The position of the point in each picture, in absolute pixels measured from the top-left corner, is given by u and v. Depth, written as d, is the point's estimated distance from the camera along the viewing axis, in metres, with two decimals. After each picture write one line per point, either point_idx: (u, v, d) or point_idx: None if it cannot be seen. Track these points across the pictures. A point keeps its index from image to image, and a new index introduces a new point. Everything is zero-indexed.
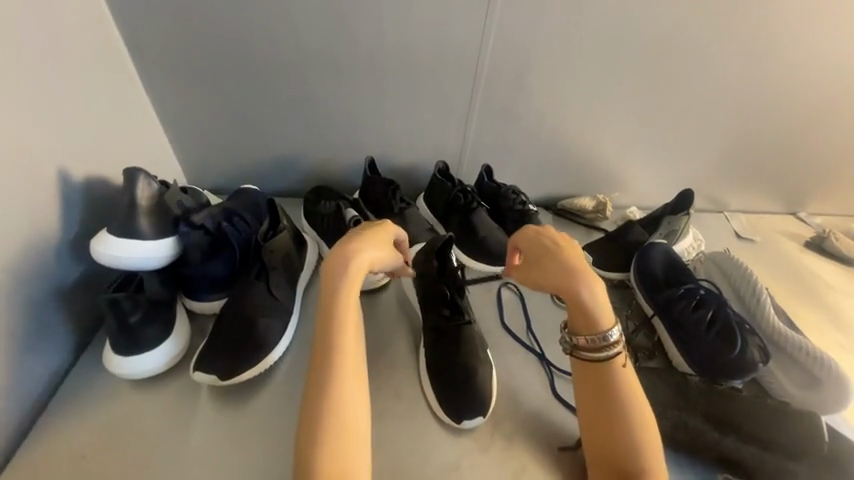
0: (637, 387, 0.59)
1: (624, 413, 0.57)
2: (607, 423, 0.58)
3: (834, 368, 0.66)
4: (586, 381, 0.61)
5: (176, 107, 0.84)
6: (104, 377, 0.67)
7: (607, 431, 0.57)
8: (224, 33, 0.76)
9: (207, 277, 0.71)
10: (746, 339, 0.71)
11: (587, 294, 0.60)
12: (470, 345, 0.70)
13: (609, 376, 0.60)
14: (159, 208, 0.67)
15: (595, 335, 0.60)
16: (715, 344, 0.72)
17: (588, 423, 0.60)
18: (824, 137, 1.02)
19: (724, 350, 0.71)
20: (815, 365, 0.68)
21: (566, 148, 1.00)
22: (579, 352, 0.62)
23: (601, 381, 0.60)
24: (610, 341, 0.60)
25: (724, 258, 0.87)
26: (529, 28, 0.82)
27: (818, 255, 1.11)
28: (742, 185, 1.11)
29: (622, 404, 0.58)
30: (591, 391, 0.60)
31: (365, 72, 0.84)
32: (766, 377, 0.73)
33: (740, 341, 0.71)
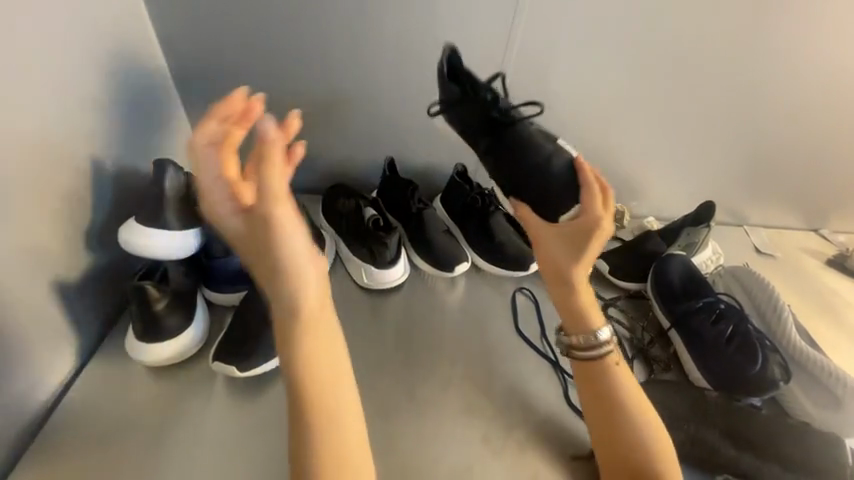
0: (632, 384, 0.62)
1: (625, 415, 0.60)
2: (610, 425, 0.60)
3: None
4: (584, 379, 0.64)
5: (201, 103, 0.84)
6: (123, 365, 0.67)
7: (612, 431, 0.60)
8: (253, 30, 0.77)
9: (227, 270, 0.71)
10: (767, 355, 0.70)
11: (586, 307, 0.66)
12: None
13: (607, 376, 0.62)
14: (187, 201, 0.67)
15: (582, 333, 0.65)
16: (734, 360, 0.71)
17: (590, 423, 0.62)
18: (852, 153, 1.00)
19: (744, 366, 0.70)
20: (837, 385, 0.67)
21: (586, 155, 0.99)
22: (575, 351, 0.65)
23: (598, 379, 0.63)
24: (601, 342, 0.64)
25: (744, 271, 0.85)
26: (555, 34, 0.82)
27: (839, 273, 1.09)
28: (764, 199, 1.10)
29: (622, 405, 0.60)
30: (589, 391, 0.63)
31: (390, 72, 0.84)
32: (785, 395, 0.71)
33: (762, 358, 0.70)
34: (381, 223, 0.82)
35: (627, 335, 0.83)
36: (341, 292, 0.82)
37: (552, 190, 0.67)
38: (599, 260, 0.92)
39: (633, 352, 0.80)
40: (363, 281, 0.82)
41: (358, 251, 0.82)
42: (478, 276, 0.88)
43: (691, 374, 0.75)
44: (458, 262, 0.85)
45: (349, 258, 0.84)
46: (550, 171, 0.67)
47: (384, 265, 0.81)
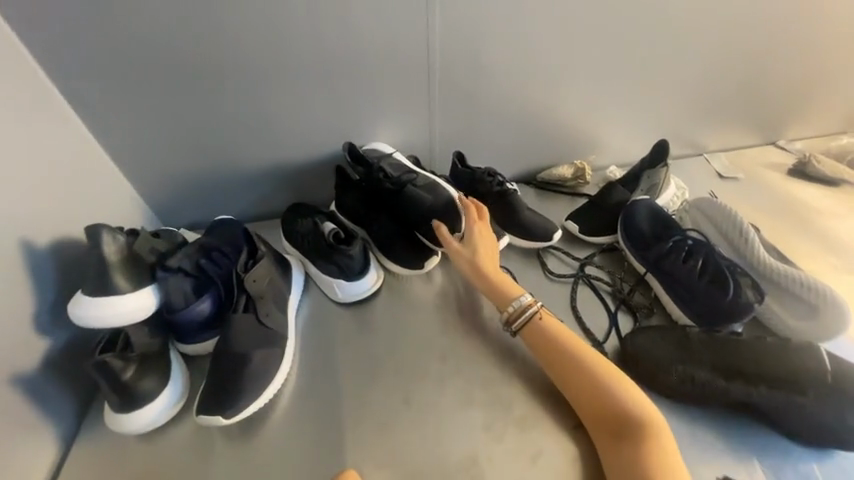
0: (579, 340, 0.67)
1: (587, 374, 0.63)
2: (585, 392, 0.62)
3: (830, 295, 0.66)
4: (543, 351, 0.68)
5: (132, 152, 0.84)
6: (111, 438, 0.66)
7: (585, 395, 0.62)
8: (163, 68, 0.76)
9: (193, 320, 0.69)
10: (738, 281, 0.72)
11: (501, 282, 0.75)
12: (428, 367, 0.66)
13: (557, 340, 0.67)
14: (132, 259, 0.66)
15: (509, 303, 0.72)
16: (708, 292, 0.72)
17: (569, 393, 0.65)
18: (789, 60, 1.01)
19: (718, 296, 0.71)
20: (812, 295, 0.68)
21: (534, 120, 0.98)
22: (514, 323, 0.71)
23: (552, 347, 0.67)
24: (523, 303, 0.71)
25: (706, 203, 0.86)
26: (472, 4, 0.79)
27: (802, 180, 1.11)
28: (716, 124, 1.10)
29: (580, 365, 0.64)
30: (551, 361, 0.67)
31: (314, 81, 0.83)
32: (765, 313, 0.73)
33: (733, 284, 0.71)
34: (342, 236, 0.81)
35: (608, 288, 0.83)
36: (319, 312, 0.81)
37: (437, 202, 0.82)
38: (568, 221, 0.92)
39: (616, 304, 0.81)
40: (338, 296, 0.81)
41: (326, 269, 0.81)
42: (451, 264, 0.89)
43: (674, 314, 0.77)
44: (426, 257, 0.85)
45: (319, 276, 0.82)
46: (429, 191, 0.83)
47: (354, 277, 0.80)
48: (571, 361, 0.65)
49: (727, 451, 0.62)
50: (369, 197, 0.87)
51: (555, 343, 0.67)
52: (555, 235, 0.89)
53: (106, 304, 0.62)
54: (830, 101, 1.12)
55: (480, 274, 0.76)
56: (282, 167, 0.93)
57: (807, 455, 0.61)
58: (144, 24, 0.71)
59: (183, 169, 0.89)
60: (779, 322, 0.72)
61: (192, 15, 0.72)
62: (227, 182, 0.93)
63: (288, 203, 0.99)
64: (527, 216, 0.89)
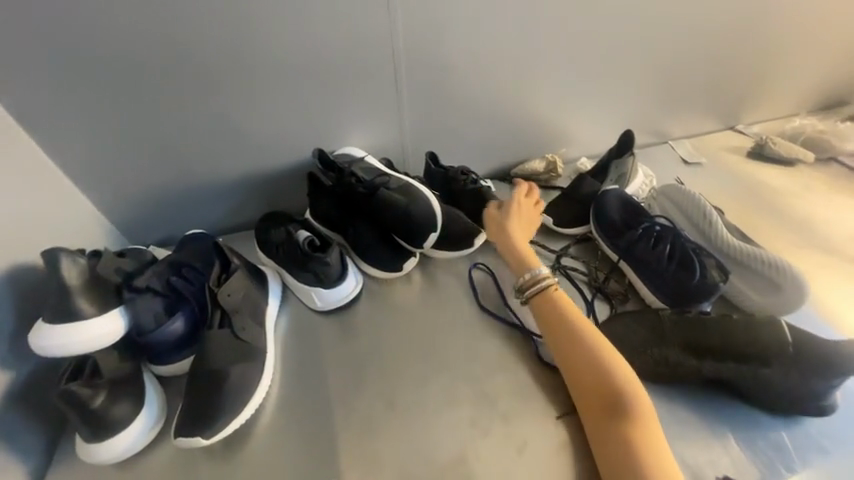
0: (585, 319, 0.68)
1: (589, 349, 0.64)
2: (584, 367, 0.63)
3: (791, 271, 0.69)
4: (549, 327, 0.69)
5: (92, 169, 0.81)
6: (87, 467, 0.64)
7: (584, 370, 0.63)
8: (119, 80, 0.73)
9: (165, 340, 0.67)
10: (703, 262, 0.75)
11: (522, 253, 0.76)
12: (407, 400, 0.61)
13: (564, 317, 0.68)
14: (96, 282, 0.63)
15: (527, 271, 0.74)
16: (676, 274, 0.75)
17: (567, 369, 0.65)
18: (741, 47, 1.05)
19: (686, 278, 0.74)
20: (775, 272, 0.71)
21: (503, 117, 0.99)
22: (530, 291, 0.72)
23: (559, 323, 0.68)
24: (541, 274, 0.72)
25: (672, 190, 0.89)
26: (437, 4, 0.80)
27: (760, 162, 1.16)
28: (680, 112, 1.14)
29: (583, 341, 0.65)
30: (555, 337, 0.67)
31: (279, 88, 0.82)
32: (731, 292, 0.76)
33: (699, 266, 0.74)
34: (317, 243, 0.80)
35: (584, 278, 0.85)
36: (299, 322, 0.80)
37: (409, 203, 0.82)
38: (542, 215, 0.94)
39: (592, 293, 0.83)
40: (317, 305, 0.80)
41: (302, 278, 0.80)
42: (430, 264, 0.89)
43: (647, 298, 0.79)
44: (405, 259, 0.85)
45: (297, 286, 0.81)
46: (401, 192, 0.83)
47: (332, 284, 0.79)
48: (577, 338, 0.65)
49: (703, 426, 0.64)
50: (343, 202, 0.86)
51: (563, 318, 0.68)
52: None
53: (68, 329, 0.59)
54: (781, 85, 1.17)
55: (506, 242, 0.79)
56: (253, 176, 0.91)
57: (775, 422, 0.64)
58: (96, 35, 0.68)
59: (148, 185, 0.86)
60: (745, 299, 0.75)
61: (146, 24, 0.69)
62: (196, 195, 0.90)
63: (262, 212, 0.97)
64: None
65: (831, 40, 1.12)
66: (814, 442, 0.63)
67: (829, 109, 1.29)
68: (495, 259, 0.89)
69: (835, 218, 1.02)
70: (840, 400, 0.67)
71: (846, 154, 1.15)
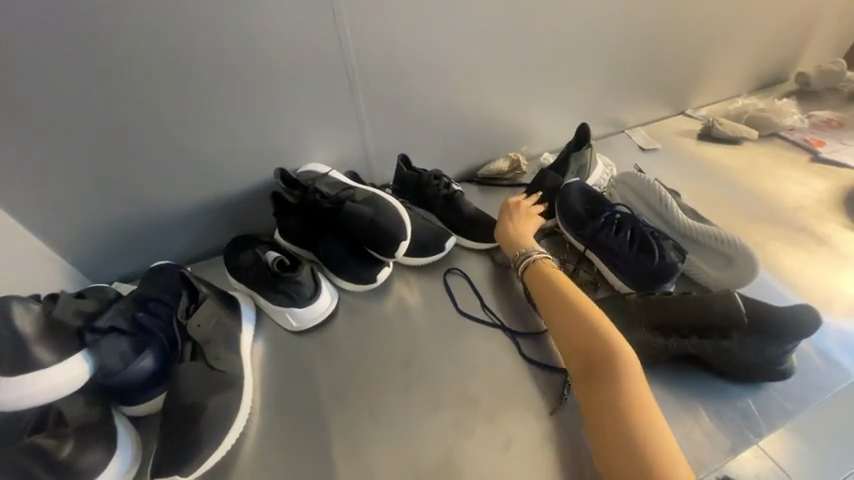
0: (577, 292, 0.70)
1: (576, 317, 0.66)
2: (571, 333, 0.65)
3: (742, 247, 0.74)
4: (542, 299, 0.72)
5: (41, 210, 0.78)
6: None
7: (570, 337, 0.65)
8: (61, 116, 0.71)
9: (136, 379, 0.64)
10: (662, 245, 0.78)
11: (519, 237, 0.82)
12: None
13: (554, 289, 0.71)
14: (54, 328, 0.60)
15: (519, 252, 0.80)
16: (638, 259, 0.78)
17: (558, 337, 0.68)
18: (681, 37, 1.11)
19: (647, 262, 0.77)
20: (729, 248, 0.75)
21: (463, 120, 1.01)
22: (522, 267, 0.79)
23: (550, 295, 0.71)
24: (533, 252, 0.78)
25: (631, 178, 0.93)
26: (384, 16, 0.81)
27: (710, 143, 1.23)
28: (631, 101, 1.19)
29: (570, 310, 0.67)
30: (547, 308, 0.71)
31: (234, 110, 0.81)
32: (691, 268, 0.81)
33: (658, 249, 0.77)
34: (287, 263, 0.79)
35: None
36: (277, 344, 0.79)
37: (377, 214, 0.82)
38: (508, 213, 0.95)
39: None
40: (293, 326, 0.79)
41: (275, 299, 0.78)
42: (404, 272, 0.90)
43: (615, 284, 0.82)
44: (378, 269, 0.85)
45: (271, 308, 0.80)
46: (368, 204, 0.83)
47: (306, 302, 0.78)
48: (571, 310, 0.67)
49: (676, 402, 0.67)
50: (310, 218, 0.86)
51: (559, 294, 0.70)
52: None
53: (27, 380, 0.57)
54: (721, 70, 1.25)
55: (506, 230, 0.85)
56: (216, 200, 0.90)
57: (740, 390, 0.68)
58: (31, 72, 0.66)
59: (106, 219, 0.83)
60: (703, 275, 0.79)
61: (84, 57, 0.67)
62: (159, 225, 0.88)
63: (230, 236, 0.96)
64: (471, 213, 0.92)
65: (761, 24, 1.19)
66: (777, 404, 0.66)
67: (768, 88, 1.37)
68: (467, 261, 0.91)
69: (780, 189, 1.08)
70: (796, 361, 0.72)
71: (786, 129, 1.23)
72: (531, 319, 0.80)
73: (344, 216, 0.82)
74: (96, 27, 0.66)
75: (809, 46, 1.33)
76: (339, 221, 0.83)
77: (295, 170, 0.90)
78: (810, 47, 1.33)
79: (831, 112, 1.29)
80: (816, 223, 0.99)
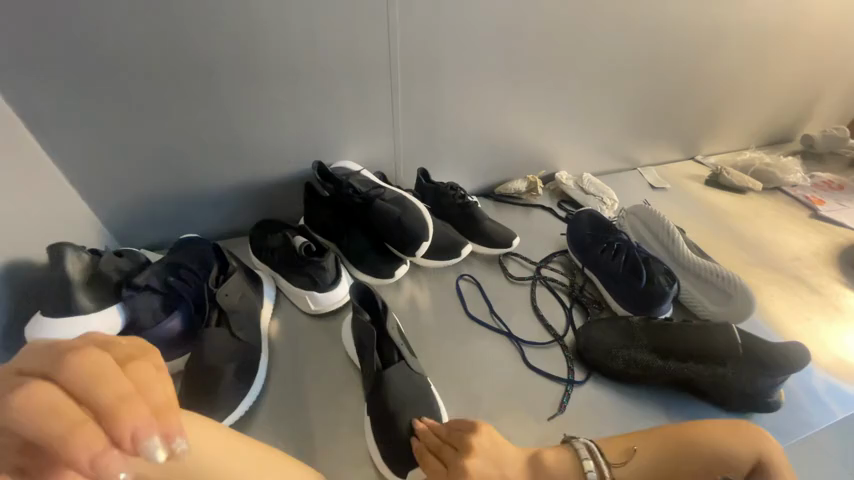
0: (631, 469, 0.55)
1: None
2: None
3: (741, 284, 0.79)
4: None
5: (91, 171, 0.83)
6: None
7: None
8: (129, 88, 0.77)
9: (162, 338, 0.68)
10: (652, 270, 0.83)
11: None
12: (398, 392, 0.65)
13: None
14: (95, 280, 0.67)
15: None
16: (627, 280, 0.83)
17: None
18: (699, 87, 1.19)
19: (635, 283, 0.82)
20: (729, 285, 0.80)
21: (489, 139, 1.08)
22: None
23: None
24: None
25: (642, 209, 0.98)
26: (432, 36, 0.89)
27: (716, 189, 1.29)
28: (645, 141, 1.26)
29: None
30: None
31: (282, 103, 0.87)
32: (689, 298, 0.85)
33: (646, 272, 0.82)
34: (314, 249, 0.84)
35: (563, 288, 0.92)
36: (292, 325, 0.82)
37: (402, 213, 0.88)
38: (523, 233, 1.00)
39: (570, 301, 0.89)
40: (312, 308, 0.83)
41: (297, 281, 0.83)
42: (419, 272, 0.94)
43: (613, 305, 0.87)
44: (397, 266, 0.89)
45: (291, 290, 0.84)
46: (395, 204, 0.89)
47: (327, 288, 0.81)
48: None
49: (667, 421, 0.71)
50: (339, 211, 0.91)
51: None
52: (515, 241, 0.96)
53: (71, 322, 0.62)
54: (732, 122, 1.32)
55: None
56: (250, 184, 0.95)
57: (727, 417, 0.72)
58: (110, 45, 0.72)
59: (146, 189, 0.88)
60: (703, 307, 0.84)
61: (160, 38, 0.74)
62: (193, 200, 0.93)
63: (257, 219, 1.00)
64: (488, 225, 0.97)
65: (772, 86, 1.28)
66: None
67: (774, 145, 1.45)
68: (480, 270, 0.95)
69: (779, 239, 1.14)
70: (785, 399, 0.76)
71: (789, 185, 1.30)
72: (536, 330, 0.84)
73: (371, 212, 0.88)
74: (175, 14, 0.73)
75: (816, 112, 1.41)
76: (365, 216, 0.89)
77: (329, 165, 0.96)
78: (816, 113, 1.42)
79: (833, 175, 1.36)
80: (811, 275, 1.04)
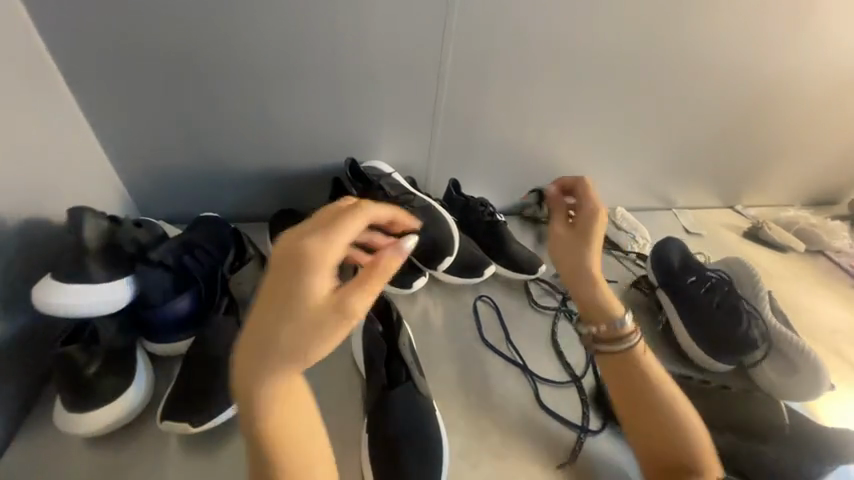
0: (691, 421, 0.61)
1: (653, 403, 0.63)
2: (649, 416, 0.62)
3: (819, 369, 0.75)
4: (625, 393, 0.65)
5: (122, 139, 0.83)
6: (64, 437, 0.64)
7: (651, 420, 0.62)
8: (171, 59, 0.76)
9: (168, 319, 0.67)
10: (746, 317, 0.82)
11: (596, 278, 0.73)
12: (404, 418, 0.62)
13: (668, 414, 0.62)
14: (112, 249, 0.64)
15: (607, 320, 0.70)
16: (716, 319, 0.83)
17: (626, 415, 0.65)
18: (753, 134, 1.13)
19: (724, 324, 0.82)
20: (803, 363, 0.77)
21: (525, 158, 1.04)
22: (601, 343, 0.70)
23: (642, 393, 0.64)
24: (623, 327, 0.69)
25: (743, 266, 0.91)
26: (482, 45, 0.85)
27: (755, 243, 1.23)
28: (686, 183, 1.20)
29: (649, 391, 0.64)
30: (628, 395, 0.65)
31: (323, 93, 0.85)
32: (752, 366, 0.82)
33: (739, 316, 0.82)
34: None
35: None
36: None
37: (429, 225, 0.84)
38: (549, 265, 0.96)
39: None
40: None
41: None
42: (437, 286, 0.90)
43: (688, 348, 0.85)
44: (415, 277, 0.85)
45: None
46: (426, 214, 0.86)
47: None
48: (675, 422, 0.61)
49: None
50: None
51: (647, 398, 0.63)
52: (540, 270, 0.92)
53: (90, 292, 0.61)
54: (784, 175, 1.24)
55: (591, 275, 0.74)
56: (276, 171, 0.93)
57: None
58: (161, 14, 0.71)
59: (173, 163, 0.87)
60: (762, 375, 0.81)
61: (212, 11, 0.73)
62: (216, 180, 0.91)
63: (278, 208, 0.98)
64: (515, 247, 0.93)
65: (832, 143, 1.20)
66: None
67: (823, 206, 1.36)
68: (499, 293, 0.91)
69: (817, 308, 1.07)
70: None
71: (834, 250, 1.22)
72: (549, 367, 0.80)
73: None
74: None
75: None
76: None
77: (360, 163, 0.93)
78: None
79: None
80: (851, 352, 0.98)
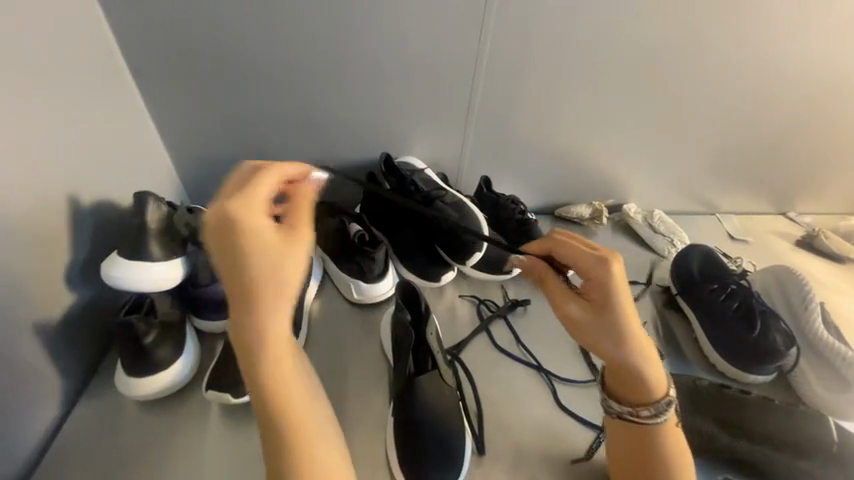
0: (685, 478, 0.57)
1: (662, 461, 0.58)
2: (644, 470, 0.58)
3: None
4: (625, 443, 0.61)
5: (177, 132, 0.90)
6: (125, 401, 0.71)
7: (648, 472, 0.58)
8: (224, 59, 0.81)
9: (212, 296, 0.75)
10: (769, 325, 0.78)
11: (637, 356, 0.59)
12: (432, 404, 0.64)
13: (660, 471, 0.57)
14: (168, 231, 0.70)
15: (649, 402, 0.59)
16: (737, 329, 0.80)
17: (626, 459, 0.61)
18: (812, 137, 1.05)
19: (746, 334, 0.79)
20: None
21: (559, 157, 1.03)
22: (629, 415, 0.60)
23: (644, 446, 0.59)
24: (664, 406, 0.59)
25: (789, 276, 0.84)
26: (520, 43, 0.85)
27: (807, 252, 1.15)
28: (733, 187, 1.14)
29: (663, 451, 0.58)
30: (630, 444, 0.60)
31: (361, 91, 0.88)
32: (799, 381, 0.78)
33: (761, 325, 0.78)
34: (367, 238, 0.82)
35: None
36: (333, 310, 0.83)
37: (459, 220, 0.86)
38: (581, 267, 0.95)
39: None
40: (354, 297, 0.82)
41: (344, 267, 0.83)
42: (464, 281, 0.90)
43: (713, 358, 0.83)
44: (444, 271, 0.87)
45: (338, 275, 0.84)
46: (454, 209, 0.87)
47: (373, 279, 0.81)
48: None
49: None
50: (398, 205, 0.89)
51: (648, 456, 0.58)
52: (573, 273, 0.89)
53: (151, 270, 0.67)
54: (846, 181, 1.15)
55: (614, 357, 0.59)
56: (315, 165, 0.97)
57: None
58: (217, 17, 0.77)
59: (221, 155, 0.93)
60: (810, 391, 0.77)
61: (262, 13, 0.77)
62: None
63: None
64: None
65: None
66: None
67: None
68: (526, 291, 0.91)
69: None
70: None
71: None
72: (573, 367, 0.79)
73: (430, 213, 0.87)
74: None
75: None
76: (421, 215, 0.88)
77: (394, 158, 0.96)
78: None
79: None
80: None
